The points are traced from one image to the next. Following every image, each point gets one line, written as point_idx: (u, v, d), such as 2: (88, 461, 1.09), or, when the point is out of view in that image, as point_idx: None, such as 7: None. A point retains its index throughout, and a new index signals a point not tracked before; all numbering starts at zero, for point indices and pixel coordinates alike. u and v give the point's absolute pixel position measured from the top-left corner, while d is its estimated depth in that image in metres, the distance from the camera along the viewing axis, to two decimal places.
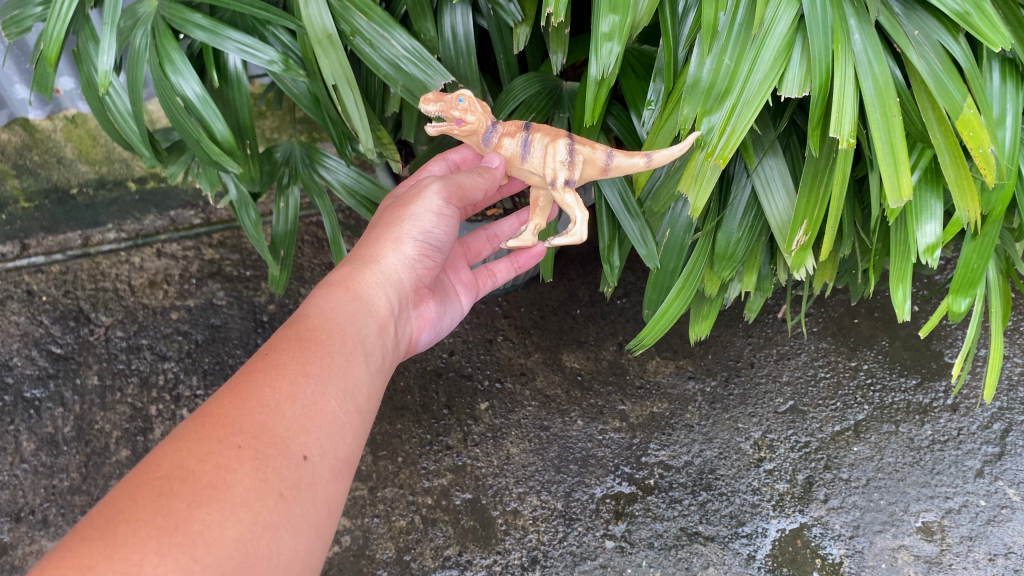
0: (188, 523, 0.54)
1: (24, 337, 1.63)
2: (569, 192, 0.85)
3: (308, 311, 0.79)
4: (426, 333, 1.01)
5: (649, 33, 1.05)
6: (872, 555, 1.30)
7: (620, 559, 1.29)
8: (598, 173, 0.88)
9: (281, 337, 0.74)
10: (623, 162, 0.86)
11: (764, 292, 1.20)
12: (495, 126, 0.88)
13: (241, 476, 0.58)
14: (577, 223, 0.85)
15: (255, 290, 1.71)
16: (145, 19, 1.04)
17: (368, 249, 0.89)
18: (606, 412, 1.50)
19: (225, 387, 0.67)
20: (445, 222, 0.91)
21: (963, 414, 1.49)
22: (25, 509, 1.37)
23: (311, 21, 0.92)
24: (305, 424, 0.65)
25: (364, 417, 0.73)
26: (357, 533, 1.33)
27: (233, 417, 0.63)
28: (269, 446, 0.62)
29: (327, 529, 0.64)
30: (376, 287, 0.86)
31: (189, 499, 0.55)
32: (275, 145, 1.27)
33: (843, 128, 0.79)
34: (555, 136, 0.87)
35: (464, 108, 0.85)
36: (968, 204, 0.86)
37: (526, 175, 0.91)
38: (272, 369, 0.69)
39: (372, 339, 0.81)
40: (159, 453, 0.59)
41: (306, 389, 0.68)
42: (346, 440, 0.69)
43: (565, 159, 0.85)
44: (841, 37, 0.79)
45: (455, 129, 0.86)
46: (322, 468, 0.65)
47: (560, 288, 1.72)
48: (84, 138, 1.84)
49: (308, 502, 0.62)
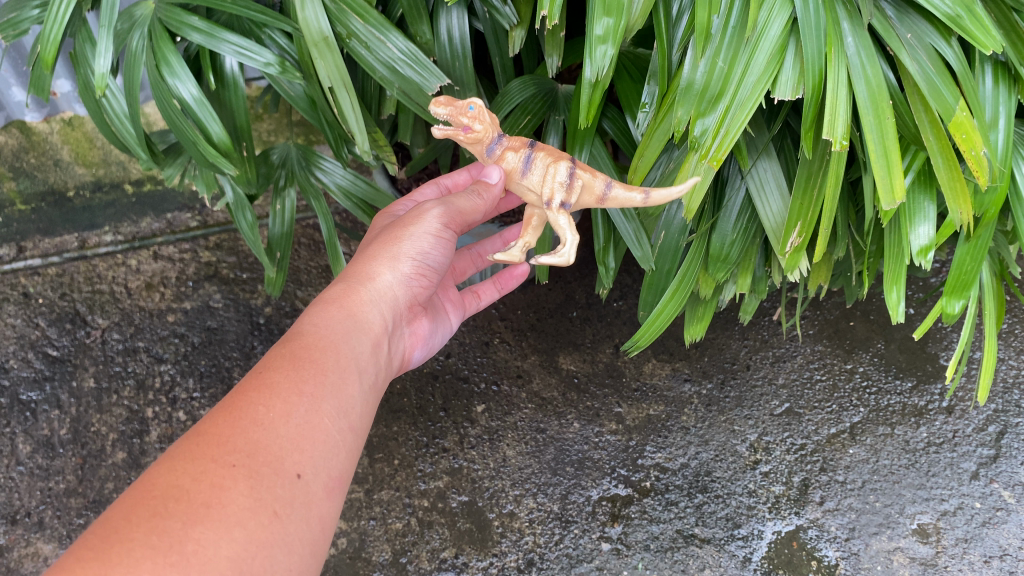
0: (183, 543, 0.54)
1: (21, 339, 1.62)
2: (562, 214, 0.83)
3: (302, 328, 0.79)
4: (418, 349, 1.01)
5: (644, 36, 1.06)
6: (867, 557, 1.30)
7: (616, 562, 1.29)
8: (594, 201, 0.86)
9: (275, 355, 0.74)
10: (620, 194, 0.86)
11: (759, 293, 1.21)
12: (501, 138, 0.87)
13: (235, 495, 0.58)
14: (566, 245, 0.83)
15: (252, 292, 1.71)
16: (142, 22, 1.04)
17: (364, 266, 0.89)
18: (603, 415, 1.50)
19: (219, 405, 0.67)
20: (441, 244, 0.92)
21: (958, 417, 1.49)
22: (21, 512, 1.36)
23: (308, 23, 0.93)
24: (299, 443, 0.65)
25: (357, 434, 0.73)
26: (354, 536, 1.33)
27: (227, 436, 0.63)
28: (263, 465, 0.62)
29: (320, 547, 0.64)
30: (371, 305, 0.86)
31: (184, 518, 0.55)
32: (272, 147, 1.28)
33: (836, 130, 0.80)
34: (558, 157, 0.85)
35: (473, 115, 0.83)
36: (961, 205, 0.87)
37: (522, 192, 0.88)
38: (266, 387, 0.69)
39: (366, 357, 0.81)
40: (154, 472, 0.59)
41: (300, 407, 0.68)
42: (340, 458, 0.69)
43: (565, 182, 0.83)
44: (833, 41, 0.80)
45: (460, 135, 0.85)
46: (316, 486, 0.65)
47: (557, 290, 1.72)
48: (79, 140, 1.84)
49: (301, 520, 0.62)
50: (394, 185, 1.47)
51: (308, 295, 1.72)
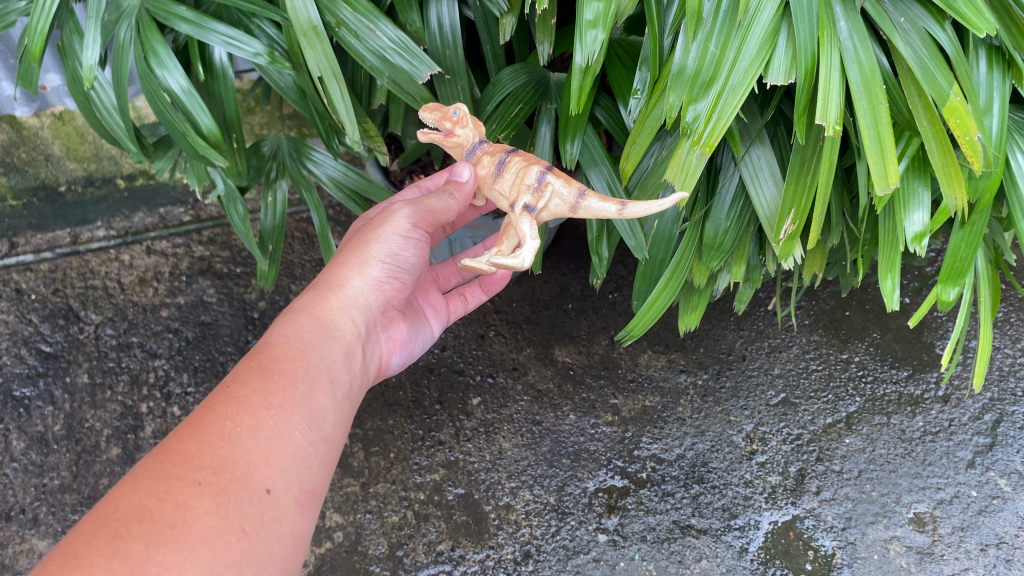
0: (146, 566, 0.52)
1: (13, 336, 1.61)
2: (525, 216, 0.83)
3: (272, 339, 0.78)
4: (397, 354, 1.01)
5: (636, 22, 1.05)
6: (864, 546, 1.30)
7: (613, 553, 1.29)
8: (566, 211, 0.84)
9: (244, 367, 0.73)
10: (594, 204, 0.83)
11: (754, 282, 1.21)
12: (484, 143, 0.91)
13: (201, 515, 0.57)
14: (524, 248, 0.81)
15: (245, 286, 1.71)
16: (129, 12, 1.01)
17: (334, 274, 0.89)
18: (598, 407, 1.50)
19: (186, 421, 0.66)
20: (411, 244, 0.92)
21: (954, 406, 1.49)
22: (15, 508, 1.36)
23: (296, 12, 0.90)
24: (268, 458, 0.65)
25: (330, 446, 0.73)
26: (349, 529, 1.32)
27: (194, 453, 0.62)
28: (230, 482, 0.61)
29: (293, 561, 0.64)
30: (340, 312, 0.86)
31: (147, 539, 0.54)
32: (263, 139, 1.26)
33: (829, 115, 0.79)
34: (532, 162, 0.86)
35: (456, 120, 0.89)
36: (955, 191, 0.86)
37: (496, 197, 0.89)
38: (233, 401, 0.68)
39: (338, 365, 0.81)
40: (117, 493, 0.58)
41: (268, 421, 0.68)
42: (311, 470, 0.69)
43: (534, 185, 0.83)
44: (826, 25, 0.79)
45: (444, 138, 0.91)
46: (287, 501, 0.64)
47: (552, 282, 1.71)
48: (71, 134, 1.78)
49: (271, 536, 0.61)
50: (387, 176, 1.47)
51: (302, 289, 1.71)
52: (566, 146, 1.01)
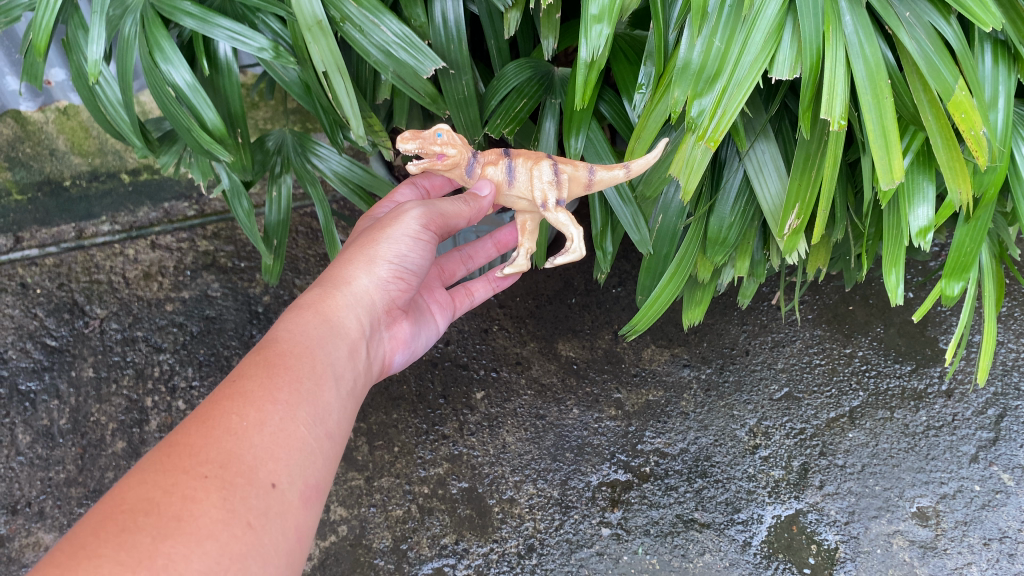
0: (153, 558, 0.53)
1: (19, 330, 1.62)
2: (561, 211, 0.87)
3: (278, 335, 0.79)
4: (400, 352, 1.01)
5: (641, 16, 1.05)
6: (867, 540, 1.31)
7: (616, 547, 1.30)
8: (583, 188, 0.90)
9: (249, 362, 0.74)
10: (605, 176, 0.88)
11: (757, 277, 1.21)
12: (476, 156, 0.90)
13: (207, 508, 0.58)
14: (574, 240, 0.87)
15: (249, 281, 1.71)
16: (135, 7, 1.01)
17: (340, 271, 0.90)
18: (602, 401, 1.50)
19: (192, 415, 0.67)
20: (420, 246, 0.92)
21: (957, 400, 1.49)
22: (22, 501, 1.37)
23: (301, 7, 0.90)
24: (274, 452, 0.66)
25: (334, 441, 0.74)
26: (354, 523, 1.33)
27: (200, 446, 0.63)
28: (236, 476, 0.62)
29: (298, 555, 0.64)
30: (346, 309, 0.87)
31: (154, 532, 0.55)
32: (267, 134, 1.27)
33: (834, 109, 0.78)
34: (538, 159, 0.89)
35: (443, 142, 0.86)
36: (960, 185, 0.86)
37: (513, 200, 0.92)
38: (239, 396, 0.69)
39: (343, 362, 0.82)
40: (124, 486, 0.59)
41: (274, 416, 0.68)
42: (316, 465, 0.69)
43: (553, 179, 0.87)
44: (831, 20, 0.79)
45: (438, 164, 0.86)
46: (292, 495, 0.65)
47: (556, 277, 1.71)
48: (75, 129, 1.80)
49: (277, 531, 0.62)
50: (391, 171, 1.47)
51: (307, 283, 1.71)
52: (570, 140, 1.01)
